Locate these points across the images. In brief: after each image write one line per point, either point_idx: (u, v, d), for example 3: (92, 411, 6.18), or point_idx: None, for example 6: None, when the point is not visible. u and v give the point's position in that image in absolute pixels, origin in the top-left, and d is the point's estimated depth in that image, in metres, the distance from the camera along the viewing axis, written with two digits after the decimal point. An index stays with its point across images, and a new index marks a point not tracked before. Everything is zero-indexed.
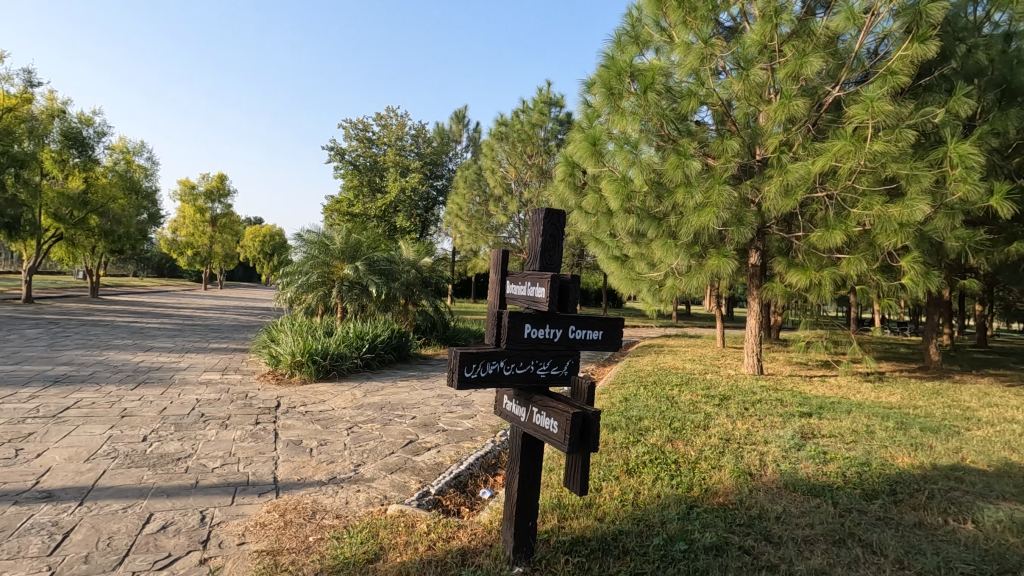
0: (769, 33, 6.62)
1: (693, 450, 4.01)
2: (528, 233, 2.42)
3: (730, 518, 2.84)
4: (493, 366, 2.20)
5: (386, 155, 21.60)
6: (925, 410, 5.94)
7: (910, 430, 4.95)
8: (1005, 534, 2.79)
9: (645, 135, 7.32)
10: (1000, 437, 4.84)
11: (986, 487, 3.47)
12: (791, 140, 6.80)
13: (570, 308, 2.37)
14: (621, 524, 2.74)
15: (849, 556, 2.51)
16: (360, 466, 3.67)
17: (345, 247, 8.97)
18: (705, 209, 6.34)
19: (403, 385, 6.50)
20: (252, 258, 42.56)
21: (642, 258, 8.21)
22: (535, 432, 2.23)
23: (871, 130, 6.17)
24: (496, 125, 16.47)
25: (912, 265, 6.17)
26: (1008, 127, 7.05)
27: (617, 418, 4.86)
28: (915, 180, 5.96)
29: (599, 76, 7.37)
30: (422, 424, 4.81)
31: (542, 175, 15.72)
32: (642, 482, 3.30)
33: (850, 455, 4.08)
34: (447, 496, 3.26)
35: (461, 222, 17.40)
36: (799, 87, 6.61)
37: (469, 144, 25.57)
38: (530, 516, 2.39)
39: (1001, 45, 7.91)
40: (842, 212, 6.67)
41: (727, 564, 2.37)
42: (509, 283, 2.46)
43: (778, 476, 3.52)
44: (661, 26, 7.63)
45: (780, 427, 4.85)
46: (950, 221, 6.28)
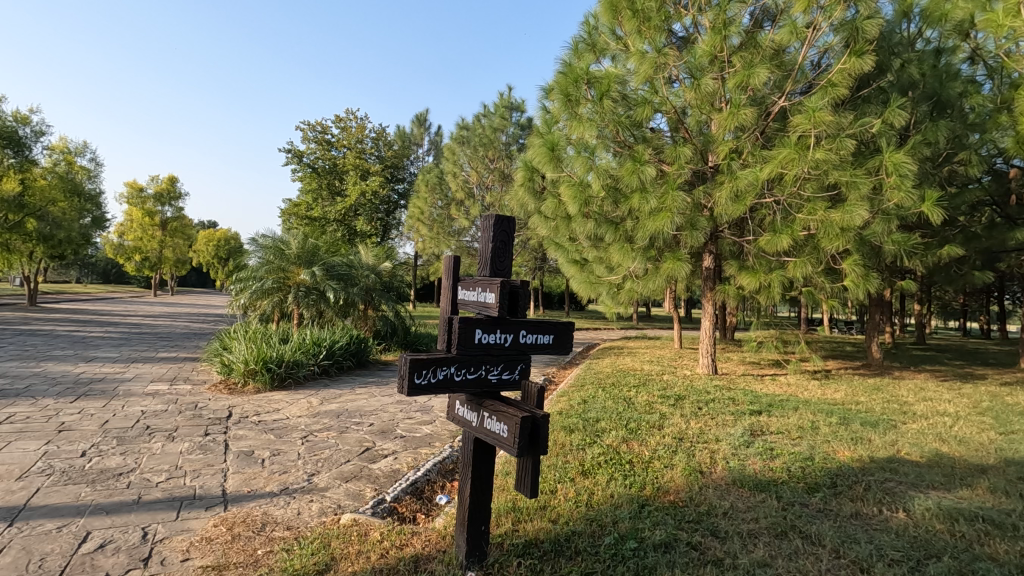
0: (718, 44, 6.85)
1: (648, 450, 4.10)
2: (479, 239, 2.44)
3: (679, 515, 2.93)
4: (444, 372, 2.20)
5: (346, 158, 21.20)
6: (866, 405, 6.25)
7: (851, 425, 5.20)
8: (933, 521, 2.96)
9: (602, 142, 7.46)
10: (933, 429, 5.13)
11: (918, 478, 3.68)
12: (741, 147, 7.04)
13: (521, 313, 2.40)
14: (574, 525, 2.78)
15: (790, 548, 2.61)
16: (314, 475, 3.60)
17: (302, 251, 8.77)
18: (660, 214, 6.49)
19: (361, 391, 6.40)
20: (207, 263, 41.16)
21: (601, 262, 8.35)
22: (486, 436, 2.25)
23: (814, 139, 6.47)
24: (457, 128, 16.54)
25: (853, 267, 6.50)
26: (938, 137, 7.51)
27: (575, 420, 4.93)
28: (855, 187, 6.26)
29: (556, 82, 7.48)
30: (380, 431, 4.75)
31: (504, 179, 15.80)
32: (597, 483, 3.37)
33: (795, 450, 4.26)
34: (403, 503, 3.24)
35: (423, 226, 17.29)
36: (747, 97, 6.85)
37: (431, 148, 25.42)
38: (483, 520, 2.41)
39: (932, 61, 8.43)
40: (788, 216, 6.95)
41: (674, 560, 2.44)
42: (461, 289, 2.47)
43: (726, 473, 3.65)
44: (617, 35, 7.84)
45: (731, 425, 5.01)
46: (887, 226, 6.64)
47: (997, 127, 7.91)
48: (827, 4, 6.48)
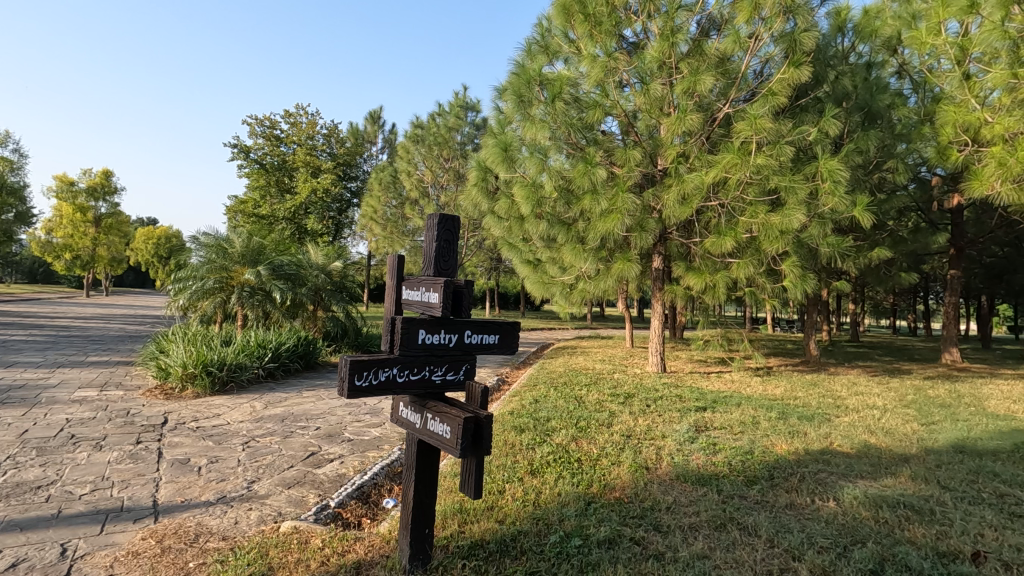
0: (667, 51, 7.03)
1: (596, 448, 4.16)
2: (424, 238, 2.42)
3: (624, 511, 2.98)
4: (386, 373, 2.16)
5: (296, 155, 20.58)
6: (803, 400, 6.55)
7: (789, 419, 5.44)
8: (860, 509, 3.13)
9: (555, 144, 7.53)
10: (862, 422, 5.43)
11: (848, 468, 3.88)
12: (688, 151, 7.26)
13: (465, 313, 2.38)
14: (520, 524, 2.79)
15: (728, 539, 2.70)
16: (254, 482, 3.47)
17: (246, 250, 8.46)
18: (610, 216, 6.61)
19: (308, 394, 6.22)
20: (146, 262, 39.15)
21: (554, 262, 8.43)
22: (429, 438, 2.22)
23: (756, 145, 6.73)
24: (411, 127, 16.26)
25: (791, 268, 6.81)
26: (869, 145, 7.96)
27: (525, 420, 4.94)
28: (793, 192, 6.56)
29: (509, 83, 7.53)
30: (326, 435, 4.63)
31: (459, 179, 15.71)
32: (545, 482, 3.39)
33: (736, 444, 4.41)
34: (348, 508, 3.16)
35: (377, 225, 17.00)
36: (693, 103, 7.05)
37: (386, 146, 24.99)
38: (427, 523, 2.37)
39: (864, 74, 8.92)
40: (732, 219, 7.21)
41: (618, 556, 2.48)
42: (405, 289, 2.44)
43: (671, 468, 3.74)
44: (569, 38, 7.89)
45: (677, 422, 5.14)
46: (823, 230, 6.97)
47: (921, 138, 8.48)
48: (768, 15, 6.76)
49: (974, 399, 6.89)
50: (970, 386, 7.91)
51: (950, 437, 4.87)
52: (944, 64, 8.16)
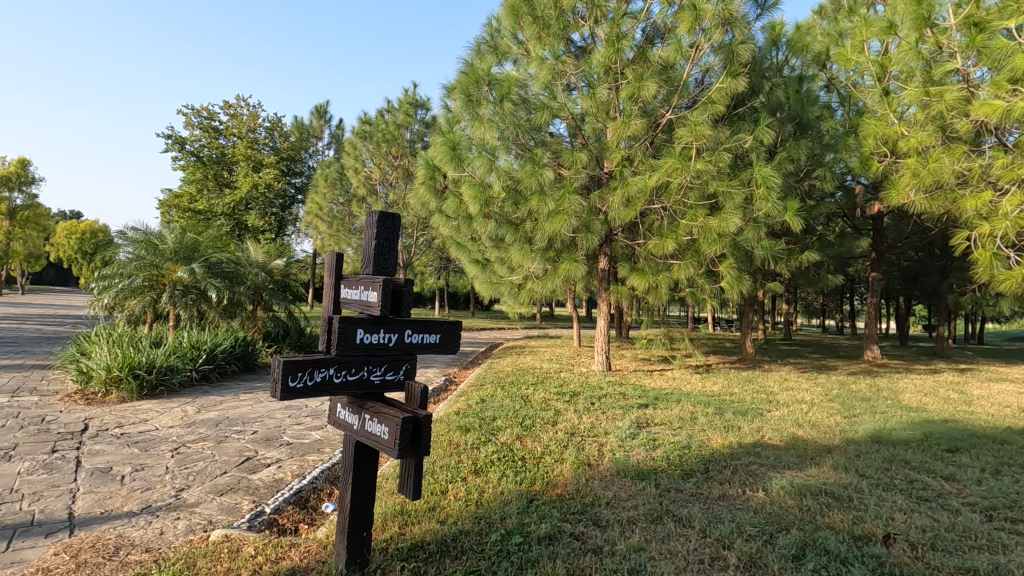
0: (613, 56, 7.19)
1: (540, 446, 4.20)
2: (363, 236, 2.38)
3: (565, 507, 3.03)
4: (322, 374, 2.10)
5: (236, 148, 19.69)
6: (739, 396, 6.86)
7: (725, 414, 5.69)
8: (786, 498, 3.30)
9: (503, 144, 7.56)
10: (792, 416, 5.74)
11: (776, 459, 4.09)
12: (633, 155, 7.46)
13: (405, 313, 2.36)
14: (462, 524, 2.78)
15: (664, 531, 2.79)
16: (184, 490, 3.30)
17: (179, 247, 8.03)
18: (557, 217, 6.70)
19: (245, 398, 5.98)
20: (67, 259, 36.46)
21: (502, 262, 8.46)
22: (367, 439, 2.18)
23: (696, 151, 6.99)
24: (359, 123, 15.82)
25: (728, 270, 7.12)
26: (799, 154, 8.42)
27: (470, 419, 4.93)
28: (730, 197, 6.86)
29: (457, 82, 7.53)
30: (264, 439, 4.46)
31: (408, 177, 15.48)
32: (488, 481, 3.39)
33: (675, 439, 4.58)
34: (285, 514, 3.06)
35: (322, 222, 16.52)
36: (638, 108, 7.25)
37: (332, 141, 24.33)
38: (365, 526, 2.33)
39: (796, 86, 9.41)
40: (674, 222, 7.46)
41: (557, 552, 2.52)
42: (344, 288, 2.39)
43: (612, 464, 3.83)
44: (518, 40, 7.96)
45: (620, 419, 5.28)
46: (757, 233, 7.32)
47: (847, 149, 9.04)
48: (708, 26, 7.02)
49: (891, 393, 7.41)
50: (888, 381, 8.51)
51: (869, 428, 5.21)
52: (866, 80, 8.73)
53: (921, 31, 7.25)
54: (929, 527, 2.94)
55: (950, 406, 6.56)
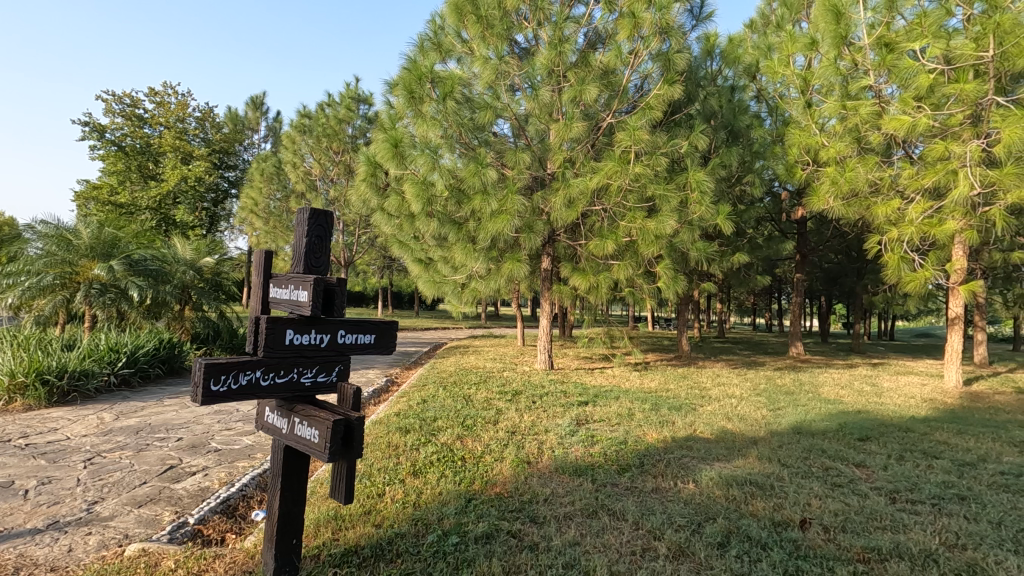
0: (555, 59, 7.28)
1: (481, 445, 4.21)
2: (293, 234, 2.30)
3: (502, 506, 3.05)
4: (247, 377, 2.02)
5: (162, 138, 18.54)
6: (674, 392, 7.13)
7: (660, 410, 5.90)
8: (714, 488, 3.46)
9: (446, 142, 7.50)
10: (722, 410, 6.03)
11: (706, 452, 4.28)
12: (574, 157, 7.59)
13: (338, 312, 2.30)
14: (398, 527, 2.74)
15: (599, 525, 2.86)
16: (97, 504, 3.08)
17: (96, 243, 7.46)
18: (499, 216, 6.72)
19: (170, 403, 5.66)
20: None
21: (445, 262, 8.41)
22: (297, 443, 2.11)
23: (635, 154, 7.20)
24: (298, 116, 15.25)
25: (664, 270, 7.38)
26: (731, 161, 8.83)
27: (410, 420, 4.87)
28: (667, 200, 7.13)
29: (400, 78, 7.37)
30: (189, 446, 4.23)
31: (349, 174, 15.11)
32: (427, 482, 3.36)
33: (612, 435, 4.70)
34: (210, 524, 2.91)
35: (258, 219, 15.82)
36: (579, 111, 7.37)
37: (269, 134, 23.37)
38: (294, 532, 2.25)
39: (729, 96, 9.85)
40: (614, 223, 7.65)
41: (493, 550, 2.53)
42: (273, 287, 2.31)
43: (551, 461, 3.89)
44: (462, 38, 7.93)
45: (560, 417, 5.36)
46: (691, 235, 7.63)
47: (774, 157, 9.55)
48: (646, 34, 7.25)
49: (812, 386, 7.92)
50: (809, 375, 9.07)
51: (791, 421, 5.54)
52: (792, 92, 9.26)
53: (840, 48, 7.75)
54: (841, 511, 3.16)
55: (862, 398, 7.08)
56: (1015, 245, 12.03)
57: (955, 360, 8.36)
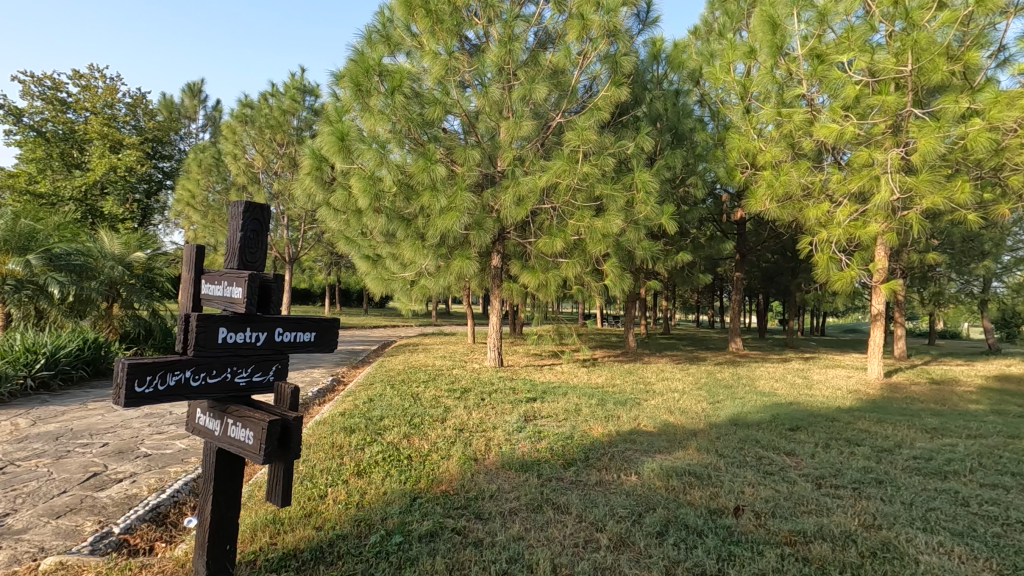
0: (506, 57, 7.29)
1: (428, 443, 4.18)
2: (227, 228, 2.21)
3: (448, 503, 3.04)
4: (176, 377, 1.92)
5: (88, 124, 17.33)
6: (620, 387, 7.31)
7: (606, 404, 6.05)
8: (656, 479, 3.57)
9: (394, 137, 7.37)
10: (665, 404, 6.23)
11: (649, 445, 4.42)
12: (524, 155, 7.63)
13: (275, 310, 2.22)
14: (340, 528, 2.69)
15: (543, 519, 2.90)
16: (9, 516, 2.86)
17: (11, 235, 6.99)
18: (448, 213, 6.67)
19: (96, 406, 5.33)
20: None
21: (394, 258, 8.30)
22: (230, 445, 2.03)
23: (584, 154, 7.31)
24: (239, 106, 14.59)
25: (611, 268, 7.53)
26: (675, 163, 9.11)
27: (356, 420, 4.77)
28: (613, 200, 7.28)
29: (346, 70, 7.18)
30: (116, 452, 4.00)
31: (294, 167, 14.64)
32: (371, 482, 3.31)
33: (559, 431, 4.77)
34: (137, 534, 2.76)
35: (196, 212, 15.05)
36: (529, 109, 7.42)
37: (208, 123, 22.34)
38: (228, 538, 2.17)
39: (673, 100, 10.17)
40: (562, 221, 7.75)
41: (437, 548, 2.52)
42: (205, 283, 2.22)
43: (498, 457, 3.91)
44: (411, 32, 7.80)
45: (508, 413, 5.40)
46: (637, 234, 7.81)
47: (715, 160, 9.91)
48: (595, 36, 7.38)
49: (749, 380, 8.30)
50: (747, 370, 9.49)
51: (729, 413, 5.78)
52: (732, 98, 9.64)
53: (776, 58, 8.11)
54: (771, 497, 3.33)
55: (794, 390, 7.49)
56: (929, 247, 13.02)
57: (876, 354, 8.96)
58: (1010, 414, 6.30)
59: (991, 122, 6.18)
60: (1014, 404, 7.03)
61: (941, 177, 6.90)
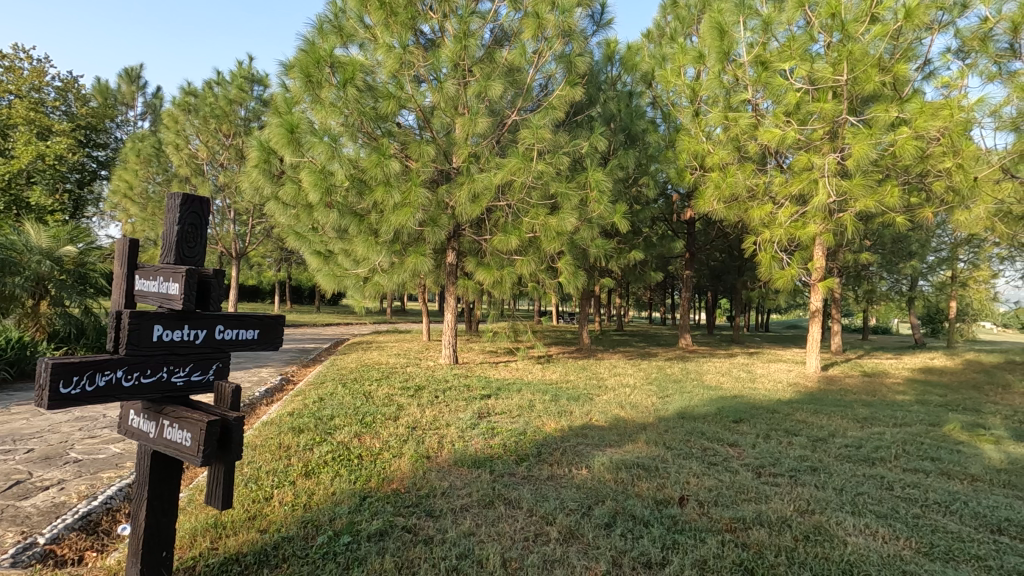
0: (461, 53, 7.24)
1: (379, 442, 4.13)
2: (163, 221, 2.12)
3: (399, 502, 3.02)
4: (106, 378, 1.82)
5: (13, 108, 15.99)
6: (573, 383, 7.42)
7: (559, 400, 6.13)
8: (605, 472, 3.65)
9: (347, 131, 7.21)
10: (616, 399, 6.37)
11: (599, 439, 4.51)
12: (479, 152, 7.62)
13: (215, 306, 2.15)
14: (286, 530, 2.63)
15: (494, 515, 2.91)
16: None
17: None
18: (402, 209, 6.59)
19: (20, 410, 4.98)
20: None
21: (346, 254, 8.13)
22: (166, 448, 1.95)
23: (538, 152, 7.37)
24: (181, 93, 13.74)
25: (565, 266, 7.63)
26: (628, 162, 9.31)
27: (305, 419, 4.66)
28: (567, 198, 7.37)
29: (296, 60, 6.95)
30: (42, 458, 3.75)
31: (241, 159, 14.11)
32: (320, 483, 3.24)
33: (512, 427, 4.80)
34: (65, 543, 2.60)
35: (134, 204, 14.25)
36: (484, 106, 7.40)
37: (147, 111, 21.22)
38: (165, 544, 2.09)
39: (626, 101, 10.38)
40: (517, 219, 7.79)
41: (386, 547, 2.50)
42: (139, 278, 2.12)
43: (450, 455, 3.89)
44: (364, 24, 7.65)
45: (462, 411, 5.39)
46: (591, 233, 7.93)
47: (666, 161, 10.18)
48: (550, 35, 7.45)
49: (697, 374, 8.58)
50: (695, 364, 9.81)
51: (677, 407, 5.97)
52: (682, 101, 9.90)
53: (724, 63, 8.39)
54: (714, 487, 3.46)
55: (739, 383, 7.80)
56: (863, 248, 13.79)
57: (815, 349, 9.43)
58: (931, 404, 6.78)
59: (917, 130, 6.62)
60: (935, 394, 7.56)
61: (872, 182, 7.32)
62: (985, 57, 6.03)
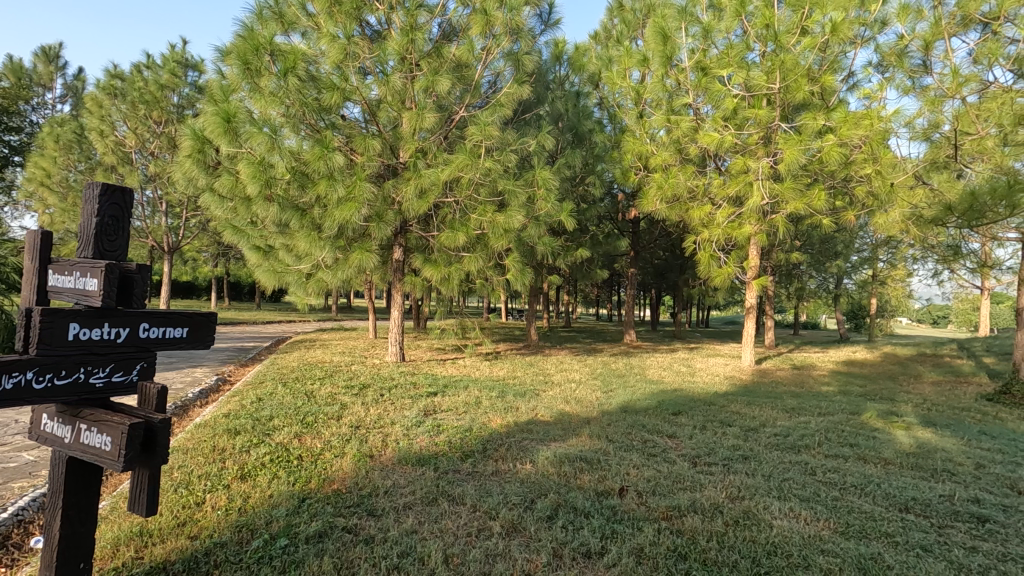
0: (408, 46, 7.13)
1: (320, 442, 4.03)
2: (79, 213, 1.99)
3: (340, 502, 2.96)
4: (14, 380, 1.69)
5: None
6: (520, 379, 7.48)
7: (506, 396, 6.18)
8: (549, 466, 3.71)
9: (288, 122, 6.96)
10: (562, 394, 6.47)
11: (544, 434, 4.57)
12: (426, 148, 7.53)
13: (138, 303, 2.03)
14: (218, 536, 2.53)
15: (437, 512, 2.91)
16: None
17: None
18: (347, 204, 6.43)
19: None
20: None
21: (288, 249, 7.86)
22: (83, 454, 1.84)
23: (486, 150, 7.38)
24: (106, 76, 12.86)
25: (512, 263, 7.67)
26: (575, 161, 9.46)
27: (242, 421, 4.49)
28: (514, 196, 7.42)
29: (233, 46, 6.64)
30: None
31: (174, 148, 13.36)
32: (256, 485, 3.13)
33: (458, 424, 4.80)
34: None
35: (52, 194, 13.23)
36: (431, 102, 7.32)
37: (68, 93, 19.75)
38: (82, 555, 1.96)
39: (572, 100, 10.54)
40: (464, 215, 7.75)
41: (324, 548, 2.45)
42: (52, 273, 1.98)
43: (394, 454, 3.85)
44: (307, 12, 7.40)
45: (408, 409, 5.33)
46: (538, 230, 8.00)
47: (612, 161, 10.40)
48: (498, 32, 7.45)
49: (640, 369, 8.84)
50: (638, 360, 10.10)
51: (620, 401, 6.13)
52: (627, 103, 10.13)
53: (667, 67, 8.65)
54: (652, 477, 3.59)
55: (679, 377, 8.10)
56: (794, 248, 14.55)
57: (749, 343, 9.90)
58: (853, 394, 7.26)
59: (842, 138, 7.07)
60: (856, 385, 8.09)
61: (801, 186, 7.75)
62: (901, 71, 6.50)
